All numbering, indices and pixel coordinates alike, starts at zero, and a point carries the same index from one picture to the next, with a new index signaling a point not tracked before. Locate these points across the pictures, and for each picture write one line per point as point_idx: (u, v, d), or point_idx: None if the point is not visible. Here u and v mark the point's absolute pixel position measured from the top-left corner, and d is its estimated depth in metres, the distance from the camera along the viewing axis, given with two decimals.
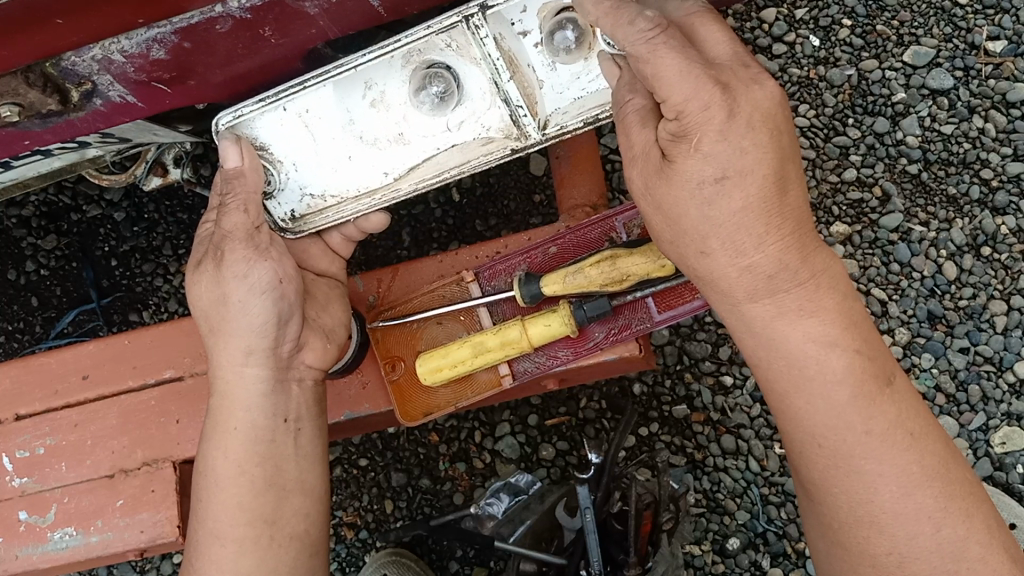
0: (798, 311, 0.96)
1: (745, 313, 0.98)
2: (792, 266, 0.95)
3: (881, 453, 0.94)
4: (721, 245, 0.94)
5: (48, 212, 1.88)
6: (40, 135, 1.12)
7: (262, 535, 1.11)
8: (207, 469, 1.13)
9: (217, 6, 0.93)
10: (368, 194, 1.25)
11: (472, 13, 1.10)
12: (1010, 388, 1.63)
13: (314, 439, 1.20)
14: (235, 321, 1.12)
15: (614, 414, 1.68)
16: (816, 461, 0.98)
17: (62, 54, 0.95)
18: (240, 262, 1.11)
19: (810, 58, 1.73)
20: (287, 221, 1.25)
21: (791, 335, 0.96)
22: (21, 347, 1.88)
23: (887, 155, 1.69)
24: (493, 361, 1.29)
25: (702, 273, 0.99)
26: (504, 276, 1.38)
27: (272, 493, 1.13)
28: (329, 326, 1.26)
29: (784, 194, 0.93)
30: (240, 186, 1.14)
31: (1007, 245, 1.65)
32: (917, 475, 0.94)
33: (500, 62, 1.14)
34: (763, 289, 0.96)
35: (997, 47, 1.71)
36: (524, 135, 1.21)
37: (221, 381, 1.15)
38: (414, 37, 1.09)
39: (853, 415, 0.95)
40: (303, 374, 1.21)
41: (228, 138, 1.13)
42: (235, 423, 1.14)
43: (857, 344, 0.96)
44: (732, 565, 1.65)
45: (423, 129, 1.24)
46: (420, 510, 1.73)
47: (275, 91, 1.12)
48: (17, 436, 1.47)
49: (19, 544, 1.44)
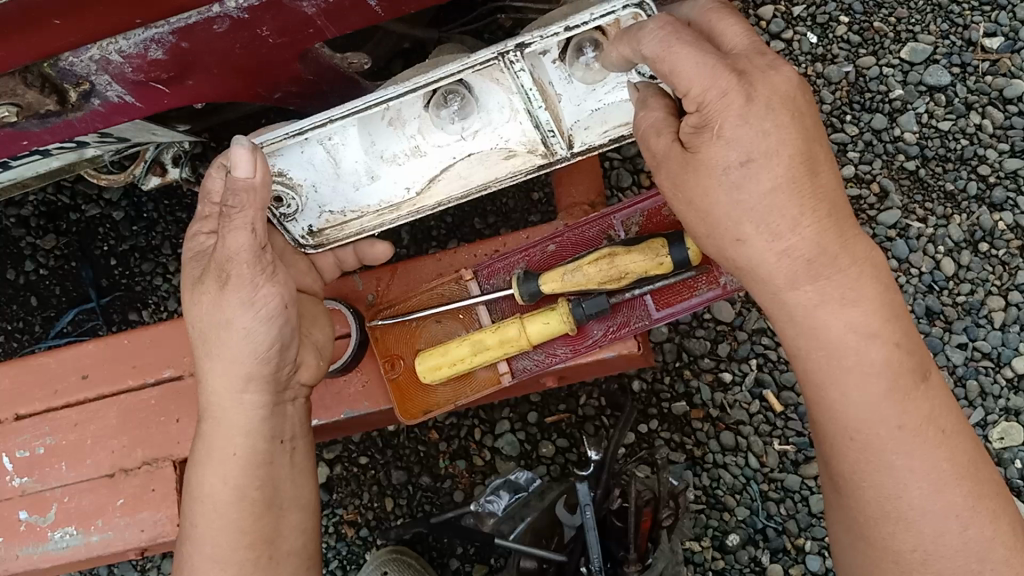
0: (841, 299, 0.95)
1: (787, 301, 0.97)
2: (831, 250, 0.94)
3: (914, 449, 0.95)
4: (758, 231, 0.93)
5: (47, 212, 1.88)
6: (38, 135, 1.12)
7: (262, 556, 1.13)
8: (204, 494, 1.12)
9: (215, 6, 0.93)
10: (391, 209, 1.29)
11: (508, 51, 1.07)
12: (1008, 383, 1.64)
13: (307, 457, 1.23)
14: (236, 347, 1.11)
15: (614, 411, 1.68)
16: (846, 456, 0.98)
17: (59, 54, 0.95)
18: (246, 285, 1.09)
19: (807, 55, 1.73)
20: (307, 237, 1.27)
21: (834, 325, 0.95)
22: (20, 347, 1.88)
23: (884, 151, 1.69)
24: (492, 359, 1.29)
25: (734, 261, 0.98)
26: (503, 274, 1.38)
27: (271, 513, 1.15)
28: (321, 342, 1.27)
29: (815, 175, 0.92)
30: (251, 200, 1.06)
31: (1005, 241, 1.66)
32: (946, 473, 0.95)
33: (534, 92, 1.13)
34: (805, 274, 0.94)
35: (994, 43, 1.71)
36: (551, 152, 1.24)
37: (216, 407, 1.14)
38: (448, 76, 1.09)
39: (889, 409, 0.96)
40: (297, 393, 1.23)
41: (242, 147, 1.03)
42: (234, 449, 1.13)
43: (897, 336, 0.96)
44: (732, 561, 1.65)
45: (439, 140, 1.26)
46: (420, 508, 1.74)
47: (301, 126, 1.11)
48: (17, 436, 1.47)
49: (20, 544, 1.45)
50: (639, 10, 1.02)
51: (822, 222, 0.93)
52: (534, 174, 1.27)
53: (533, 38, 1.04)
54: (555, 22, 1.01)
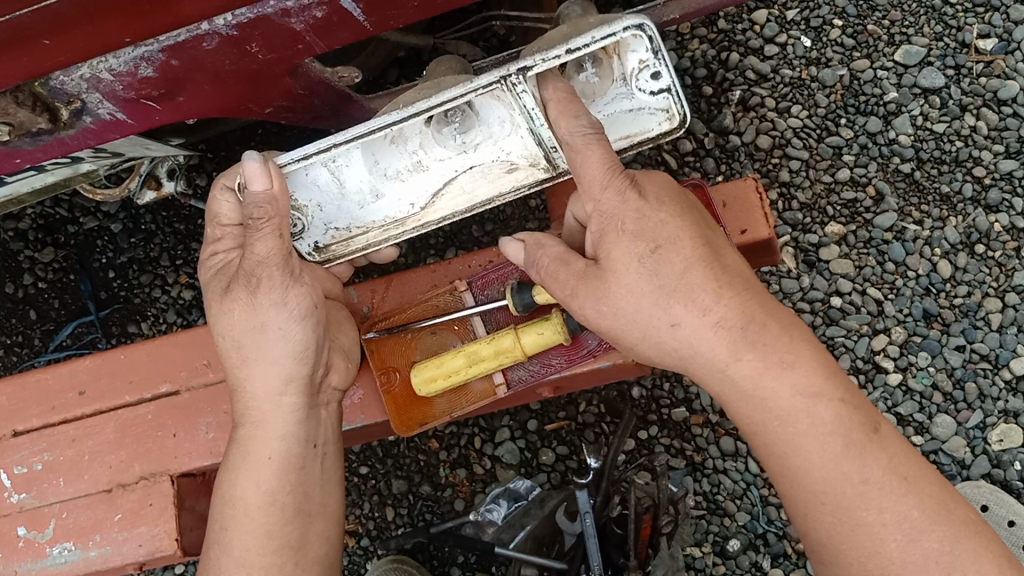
0: (781, 364, 0.97)
1: (732, 375, 0.99)
2: (757, 319, 0.98)
3: (880, 501, 0.96)
4: (686, 310, 0.98)
5: (45, 225, 1.89)
6: (32, 153, 1.13)
7: (288, 562, 1.13)
8: (236, 497, 1.13)
9: (204, 23, 0.93)
10: (397, 224, 1.30)
11: (510, 74, 1.04)
12: (1006, 385, 1.63)
13: (338, 464, 1.23)
14: (272, 348, 1.14)
15: (613, 418, 1.68)
16: (821, 520, 0.98)
17: (50, 73, 0.96)
18: (276, 289, 1.12)
19: (801, 58, 1.73)
20: (313, 253, 1.30)
21: (778, 390, 0.97)
22: (19, 361, 1.88)
23: (880, 155, 1.69)
24: (486, 370, 1.29)
25: (673, 347, 1.01)
26: (497, 284, 1.38)
27: (299, 518, 1.15)
28: (347, 347, 1.31)
29: (721, 256, 1.01)
30: (274, 211, 1.08)
31: (1002, 242, 1.65)
32: (919, 521, 0.95)
33: (535, 112, 1.11)
34: (742, 342, 0.98)
35: (987, 45, 1.71)
36: (553, 167, 1.24)
37: (254, 410, 1.16)
38: (454, 99, 1.06)
39: (850, 466, 0.97)
40: (330, 398, 1.25)
41: (253, 160, 1.05)
42: (268, 452, 1.15)
43: (841, 393, 0.98)
44: (733, 567, 1.65)
45: (441, 155, 1.25)
46: (421, 517, 1.73)
47: (302, 152, 1.11)
48: (15, 452, 1.48)
49: (17, 560, 1.44)
50: (638, 31, 1.01)
51: (726, 320, 0.98)
52: (537, 187, 1.27)
53: (536, 61, 1.02)
54: (559, 44, 1.01)
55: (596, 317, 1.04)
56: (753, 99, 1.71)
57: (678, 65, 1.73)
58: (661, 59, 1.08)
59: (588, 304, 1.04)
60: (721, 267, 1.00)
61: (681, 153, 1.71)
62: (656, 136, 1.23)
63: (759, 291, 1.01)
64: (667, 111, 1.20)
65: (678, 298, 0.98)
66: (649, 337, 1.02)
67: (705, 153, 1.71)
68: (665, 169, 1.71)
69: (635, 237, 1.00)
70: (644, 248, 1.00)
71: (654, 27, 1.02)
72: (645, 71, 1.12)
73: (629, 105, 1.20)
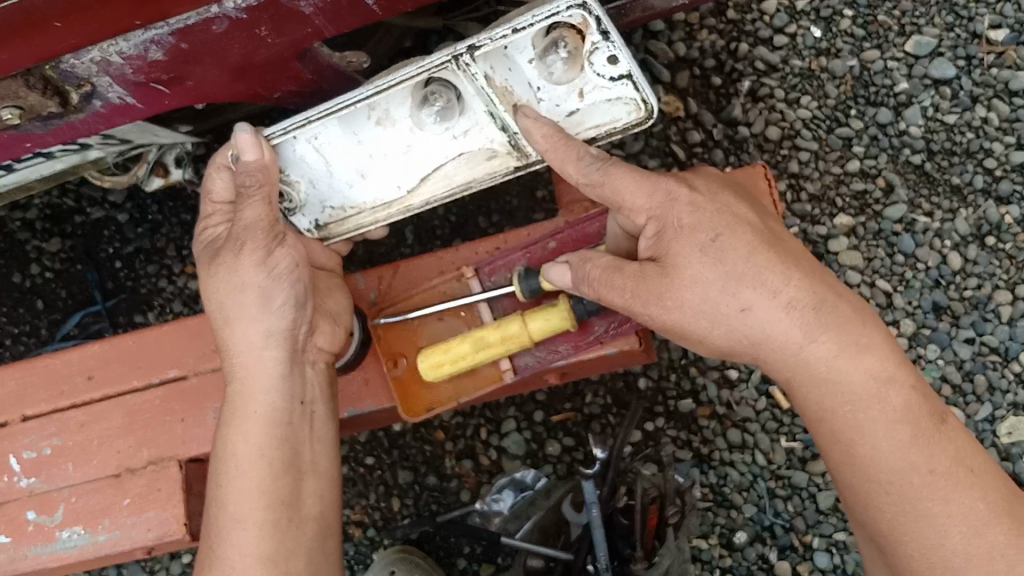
0: (856, 347, 1.00)
1: (807, 359, 1.00)
2: (829, 299, 1.01)
3: (961, 501, 0.98)
4: (755, 294, 1.00)
5: (53, 215, 1.90)
6: (42, 137, 1.13)
7: (281, 518, 1.12)
8: (228, 453, 1.13)
9: (213, 6, 0.93)
10: (386, 206, 1.30)
11: (460, 53, 1.07)
12: (1017, 377, 1.62)
13: (327, 422, 1.23)
14: (253, 307, 1.14)
15: (619, 408, 1.68)
16: (884, 510, 1.00)
17: (61, 56, 0.96)
18: (259, 250, 1.13)
19: (812, 49, 1.72)
20: (312, 229, 1.31)
21: (855, 374, 1.00)
22: (27, 349, 1.89)
23: (889, 145, 1.68)
24: (493, 356, 1.29)
25: (744, 334, 1.02)
26: (505, 271, 1.38)
27: (289, 475, 1.15)
28: (335, 311, 1.29)
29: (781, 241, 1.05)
30: (264, 177, 1.12)
31: (1012, 234, 1.65)
32: (1004, 524, 0.98)
33: (492, 93, 1.14)
34: (816, 323, 1.00)
35: (999, 35, 1.70)
36: (524, 155, 1.24)
37: (238, 367, 1.16)
38: (409, 78, 1.09)
39: (916, 455, 0.99)
40: (316, 357, 1.24)
41: (244, 132, 1.09)
42: (255, 407, 1.15)
43: (912, 379, 1.01)
44: (740, 559, 1.65)
45: (430, 139, 1.26)
46: (426, 507, 1.73)
47: (281, 126, 1.14)
48: (24, 437, 1.48)
49: (27, 544, 1.45)
50: (582, 10, 1.02)
51: (794, 301, 1.00)
52: (511, 175, 1.27)
53: (483, 41, 1.06)
54: (504, 23, 1.04)
55: (662, 314, 1.05)
56: (763, 89, 1.70)
57: (688, 55, 1.72)
58: (611, 41, 1.06)
59: (653, 303, 1.05)
60: (784, 252, 1.03)
61: (688, 144, 1.70)
62: (624, 126, 1.20)
63: (825, 277, 1.04)
64: (635, 101, 1.16)
65: (746, 284, 1.00)
66: (719, 328, 1.03)
67: (714, 144, 1.70)
68: (674, 160, 1.70)
69: (693, 230, 1.03)
70: (704, 239, 1.02)
71: (598, 7, 1.02)
72: (599, 54, 1.09)
73: (605, 93, 1.17)
